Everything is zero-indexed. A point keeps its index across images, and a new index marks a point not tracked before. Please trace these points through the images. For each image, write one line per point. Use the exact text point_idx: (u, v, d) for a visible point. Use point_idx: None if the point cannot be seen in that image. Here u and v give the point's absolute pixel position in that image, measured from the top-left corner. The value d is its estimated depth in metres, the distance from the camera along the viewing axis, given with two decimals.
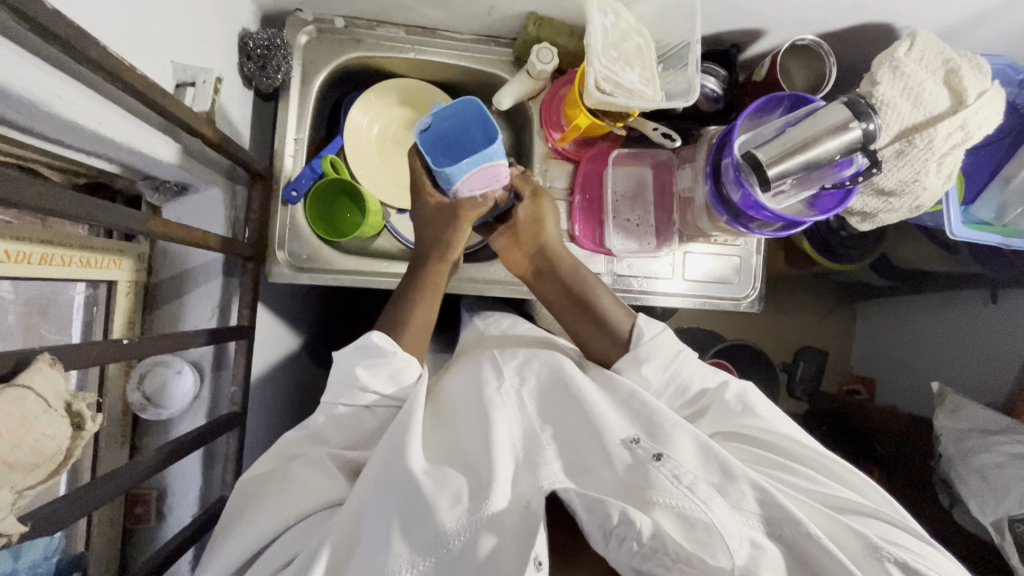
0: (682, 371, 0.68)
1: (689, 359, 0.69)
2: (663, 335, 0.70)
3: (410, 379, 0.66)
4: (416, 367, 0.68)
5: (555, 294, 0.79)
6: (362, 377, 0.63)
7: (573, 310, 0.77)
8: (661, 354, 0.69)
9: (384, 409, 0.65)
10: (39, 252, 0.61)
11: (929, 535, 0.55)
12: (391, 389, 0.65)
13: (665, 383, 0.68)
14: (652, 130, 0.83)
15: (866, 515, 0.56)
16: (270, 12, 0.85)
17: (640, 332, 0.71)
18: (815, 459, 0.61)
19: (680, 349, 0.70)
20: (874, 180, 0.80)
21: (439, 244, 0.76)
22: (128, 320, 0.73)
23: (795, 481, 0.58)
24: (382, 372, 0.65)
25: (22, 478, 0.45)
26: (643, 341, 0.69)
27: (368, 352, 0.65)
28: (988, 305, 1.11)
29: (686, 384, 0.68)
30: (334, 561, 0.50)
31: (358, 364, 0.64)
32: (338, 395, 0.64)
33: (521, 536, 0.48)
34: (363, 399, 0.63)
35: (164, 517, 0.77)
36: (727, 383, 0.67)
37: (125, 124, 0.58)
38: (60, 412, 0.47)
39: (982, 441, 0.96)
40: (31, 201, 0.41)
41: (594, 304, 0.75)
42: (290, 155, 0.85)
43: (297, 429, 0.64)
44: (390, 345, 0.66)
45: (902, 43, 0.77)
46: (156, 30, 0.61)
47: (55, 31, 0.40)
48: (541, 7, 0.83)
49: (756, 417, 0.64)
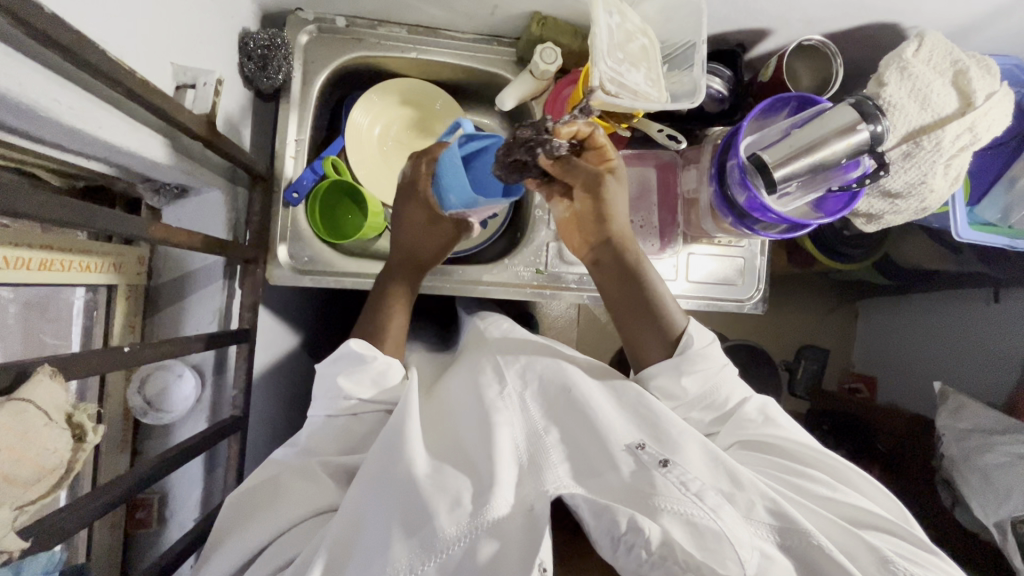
0: (722, 386, 0.67)
1: (729, 374, 0.68)
2: (711, 348, 0.67)
3: (394, 380, 0.66)
4: (400, 368, 0.68)
5: (604, 280, 0.74)
6: (346, 387, 0.63)
7: (625, 304, 0.71)
8: (707, 366, 0.66)
9: (372, 414, 0.64)
10: (39, 258, 0.60)
11: (941, 549, 0.55)
12: (372, 392, 0.64)
13: (702, 393, 0.66)
14: (657, 131, 0.81)
15: (883, 531, 0.55)
16: (271, 11, 0.84)
17: (687, 341, 0.67)
18: (828, 463, 0.62)
19: (724, 363, 0.68)
20: (881, 182, 0.79)
21: (415, 248, 0.77)
22: (128, 324, 0.73)
23: (813, 489, 0.58)
24: (364, 377, 0.64)
25: (24, 493, 0.44)
26: (690, 350, 0.66)
27: (345, 361, 0.65)
28: (991, 304, 1.11)
29: (724, 400, 0.67)
30: (332, 555, 0.49)
31: (340, 374, 0.64)
32: (336, 403, 0.63)
33: (524, 543, 0.47)
34: (345, 409, 0.63)
35: (166, 521, 0.77)
36: (749, 397, 0.68)
37: (126, 129, 0.57)
38: (61, 424, 0.46)
39: (984, 441, 0.95)
40: (34, 210, 0.40)
41: (649, 306, 0.69)
42: (291, 156, 0.84)
43: (286, 447, 0.64)
44: (370, 351, 0.66)
45: (911, 44, 0.76)
46: (156, 32, 0.60)
47: (54, 37, 0.39)
48: (544, 6, 0.82)
49: (780, 426, 0.65)
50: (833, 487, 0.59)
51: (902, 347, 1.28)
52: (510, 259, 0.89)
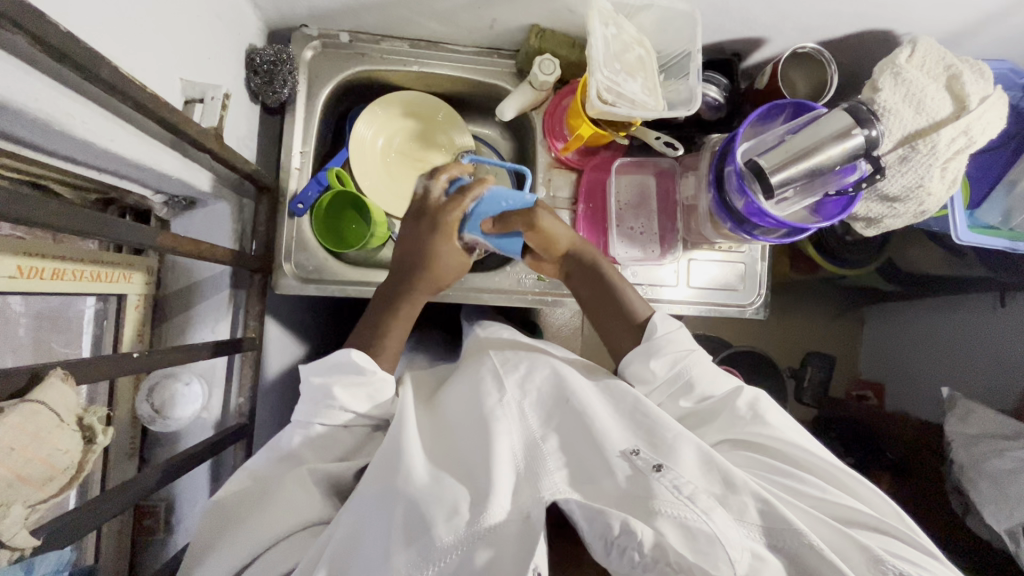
0: (691, 368, 0.68)
1: (701, 358, 0.69)
2: (679, 333, 0.71)
3: (388, 396, 0.68)
4: (393, 384, 0.69)
5: (582, 289, 0.79)
6: (341, 398, 0.64)
7: (592, 291, 0.78)
8: (672, 349, 0.69)
9: (360, 427, 0.66)
10: (51, 267, 0.61)
11: (933, 545, 0.54)
12: (365, 405, 0.66)
13: (670, 377, 0.68)
14: (654, 139, 0.83)
15: (866, 527, 0.56)
16: (277, 28, 0.86)
17: (653, 327, 0.71)
18: (813, 464, 0.61)
19: (692, 348, 0.70)
20: (878, 186, 0.81)
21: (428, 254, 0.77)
22: (138, 333, 0.74)
23: (802, 490, 0.58)
24: (360, 391, 0.65)
25: (36, 493, 0.45)
26: (655, 336, 0.70)
27: (342, 371, 0.65)
28: (998, 309, 1.10)
29: (694, 381, 0.68)
30: (336, 560, 0.51)
31: (335, 384, 0.65)
32: (316, 415, 0.64)
33: (517, 551, 0.47)
34: (338, 417, 0.64)
35: (172, 528, 0.78)
36: (739, 389, 0.67)
37: (136, 142, 0.59)
38: (72, 427, 0.47)
39: (994, 446, 0.94)
40: (46, 219, 0.42)
41: (618, 292, 0.76)
42: (296, 168, 0.86)
43: (262, 454, 0.63)
44: (369, 364, 0.66)
45: (903, 50, 0.77)
46: (164, 48, 0.62)
47: (69, 54, 0.41)
48: (542, 19, 0.84)
49: (767, 424, 0.63)
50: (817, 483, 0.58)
51: (909, 353, 1.27)
52: (513, 266, 0.91)
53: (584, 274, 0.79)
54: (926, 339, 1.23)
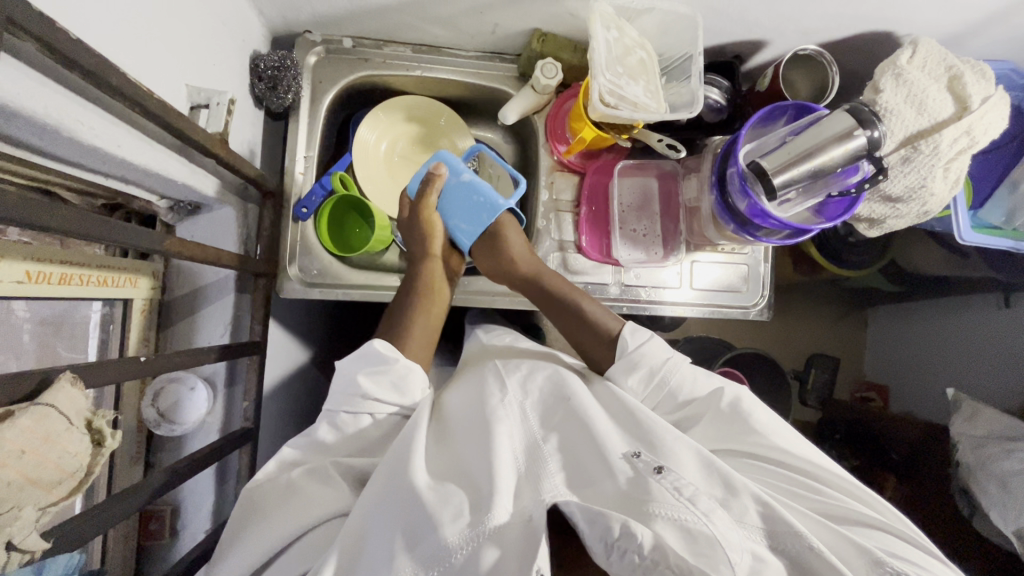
0: (671, 376, 0.68)
1: (679, 364, 0.69)
2: (651, 343, 0.71)
3: (413, 385, 0.67)
4: (419, 374, 0.69)
5: (551, 310, 0.80)
6: (366, 385, 0.63)
7: (562, 313, 0.78)
8: (649, 362, 0.69)
9: (387, 418, 0.65)
10: (59, 272, 0.62)
11: (926, 541, 0.55)
12: (393, 395, 0.65)
13: (653, 389, 0.68)
14: (657, 141, 0.83)
15: (857, 523, 0.56)
16: (281, 34, 0.87)
17: (625, 343, 0.71)
18: (798, 463, 0.61)
19: (669, 355, 0.69)
20: (881, 187, 0.81)
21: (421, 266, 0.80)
22: (143, 337, 0.75)
23: (795, 491, 0.58)
24: (385, 380, 0.65)
25: (47, 495, 0.46)
26: (628, 351, 0.70)
27: (367, 360, 0.66)
28: (1003, 309, 1.09)
29: (677, 390, 0.68)
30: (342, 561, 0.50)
31: (361, 372, 0.65)
32: (343, 404, 0.64)
33: (523, 549, 0.48)
34: (365, 407, 0.63)
35: (177, 532, 0.78)
36: (720, 391, 0.66)
37: (143, 147, 0.59)
38: (81, 429, 0.48)
39: (999, 448, 0.94)
40: (57, 223, 0.42)
41: (584, 311, 0.76)
42: (300, 172, 0.86)
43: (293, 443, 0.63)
44: (393, 353, 0.67)
45: (904, 51, 0.77)
46: (170, 56, 0.62)
47: (78, 60, 0.41)
48: (544, 23, 0.84)
49: (755, 432, 0.62)
50: (808, 485, 0.59)
51: (912, 353, 1.27)
52: None
53: (549, 297, 0.80)
54: (930, 340, 1.23)
